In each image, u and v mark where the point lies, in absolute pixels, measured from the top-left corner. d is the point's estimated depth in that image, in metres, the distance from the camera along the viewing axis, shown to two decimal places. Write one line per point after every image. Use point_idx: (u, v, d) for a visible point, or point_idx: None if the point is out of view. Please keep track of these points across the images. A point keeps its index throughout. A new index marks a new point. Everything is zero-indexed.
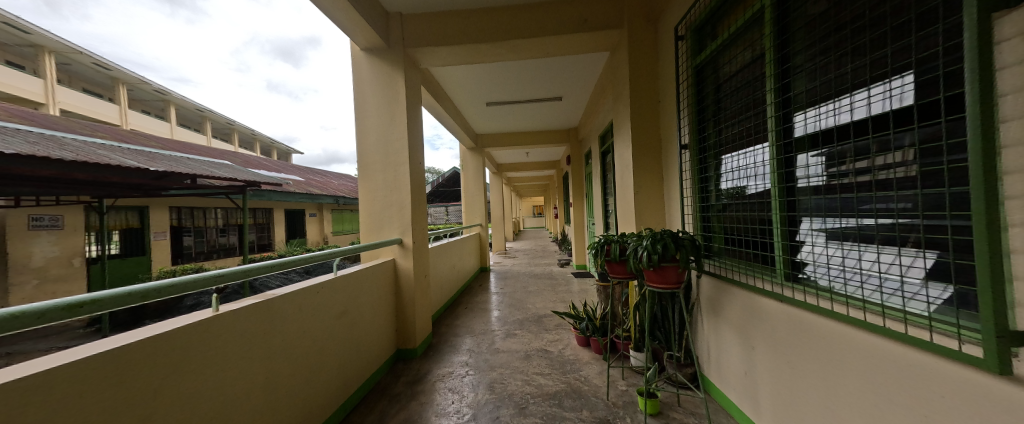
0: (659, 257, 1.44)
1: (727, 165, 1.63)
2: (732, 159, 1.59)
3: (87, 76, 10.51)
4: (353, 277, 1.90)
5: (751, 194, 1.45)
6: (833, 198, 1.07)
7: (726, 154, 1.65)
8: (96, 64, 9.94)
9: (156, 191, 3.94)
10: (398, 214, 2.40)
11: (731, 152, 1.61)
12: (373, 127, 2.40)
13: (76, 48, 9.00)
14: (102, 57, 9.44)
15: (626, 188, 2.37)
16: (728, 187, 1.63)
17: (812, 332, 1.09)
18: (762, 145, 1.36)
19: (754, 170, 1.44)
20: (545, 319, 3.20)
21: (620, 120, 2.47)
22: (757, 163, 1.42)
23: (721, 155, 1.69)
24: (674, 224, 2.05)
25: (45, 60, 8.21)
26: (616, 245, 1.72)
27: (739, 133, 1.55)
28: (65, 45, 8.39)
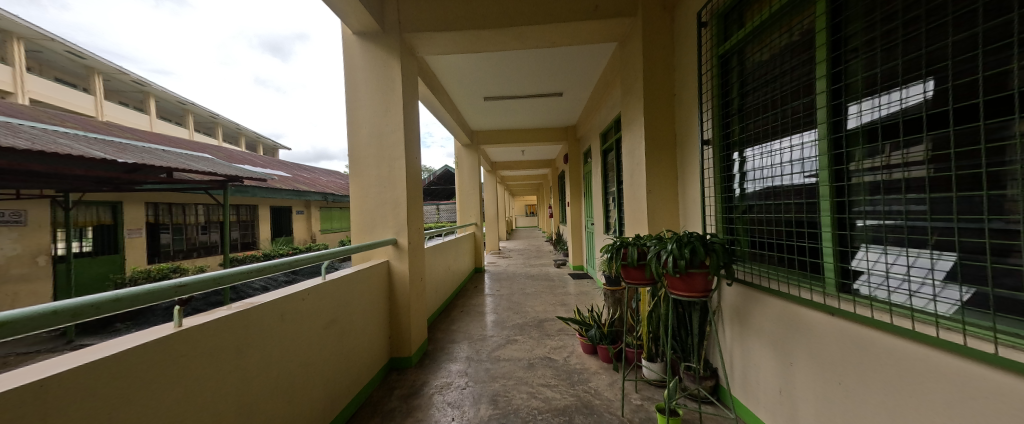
0: (687, 263, 1.31)
1: (755, 162, 1.49)
2: (763, 156, 1.44)
3: (59, 65, 9.92)
4: (344, 282, 1.71)
5: (788, 194, 1.31)
6: (896, 199, 0.92)
7: (750, 150, 1.53)
8: (70, 52, 9.38)
9: (129, 185, 3.65)
10: (392, 211, 2.22)
11: (761, 148, 1.46)
12: (365, 118, 2.21)
13: (47, 35, 8.48)
14: (75, 44, 8.93)
15: (637, 187, 2.24)
16: (756, 188, 1.49)
17: (868, 350, 0.96)
18: (804, 140, 1.22)
19: (787, 168, 1.31)
20: (546, 323, 3.06)
21: (631, 115, 2.33)
22: (793, 160, 1.28)
23: (746, 152, 1.55)
24: (691, 225, 1.92)
25: (13, 46, 7.70)
26: (634, 249, 1.58)
27: (769, 127, 1.41)
28: (34, 30, 7.88)
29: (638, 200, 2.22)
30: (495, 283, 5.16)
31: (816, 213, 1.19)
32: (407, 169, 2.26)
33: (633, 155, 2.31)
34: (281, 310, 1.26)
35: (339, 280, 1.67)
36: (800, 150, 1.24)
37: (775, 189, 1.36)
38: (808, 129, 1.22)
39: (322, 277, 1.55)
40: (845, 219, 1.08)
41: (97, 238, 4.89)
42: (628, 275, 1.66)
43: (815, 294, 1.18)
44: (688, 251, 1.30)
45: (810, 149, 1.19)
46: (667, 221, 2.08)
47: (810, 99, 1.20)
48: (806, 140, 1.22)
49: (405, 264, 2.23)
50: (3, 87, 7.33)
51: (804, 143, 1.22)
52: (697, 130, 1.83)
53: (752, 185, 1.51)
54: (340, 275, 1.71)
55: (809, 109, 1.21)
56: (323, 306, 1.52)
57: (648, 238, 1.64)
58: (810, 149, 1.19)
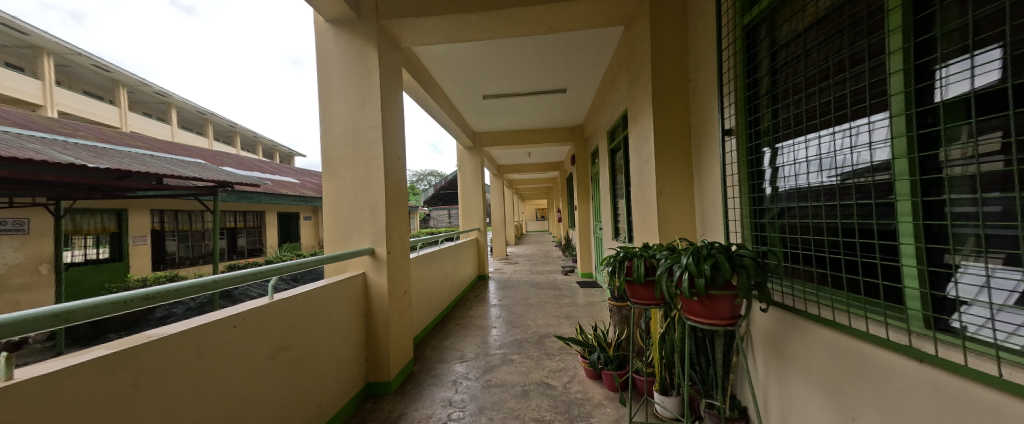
0: (707, 282, 1.01)
1: (792, 153, 1.17)
2: (805, 146, 1.12)
3: (87, 78, 10.33)
4: (299, 301, 1.49)
5: (841, 192, 0.99)
6: None
7: (782, 141, 1.22)
8: (96, 66, 9.70)
9: (121, 191, 3.58)
10: (370, 216, 2.00)
11: (799, 137, 1.14)
12: (340, 114, 2.01)
13: (77, 50, 8.87)
14: (102, 58, 9.25)
15: (647, 187, 1.95)
16: (791, 185, 1.18)
17: (970, 416, 0.65)
18: (868, 119, 0.89)
19: (843, 159, 0.97)
20: (547, 340, 2.77)
21: (637, 107, 2.05)
22: (847, 147, 0.96)
23: (777, 143, 1.25)
24: (710, 231, 1.63)
25: (43, 62, 7.96)
26: (641, 262, 1.29)
27: (806, 111, 1.12)
28: (63, 46, 8.16)
29: (648, 202, 1.92)
30: (498, 292, 4.89)
31: (891, 218, 0.84)
32: (387, 169, 2.04)
33: (641, 152, 2.03)
34: (191, 341, 1.02)
35: (287, 299, 1.42)
36: (868, 131, 0.89)
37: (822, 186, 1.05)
38: (875, 107, 0.87)
39: (269, 298, 1.34)
40: (942, 229, 0.73)
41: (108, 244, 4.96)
42: (634, 292, 1.37)
43: (891, 329, 0.84)
44: (707, 268, 0.99)
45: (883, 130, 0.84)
46: (680, 226, 1.79)
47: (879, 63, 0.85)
48: (877, 121, 0.86)
49: (384, 276, 2.00)
50: (31, 100, 7.57)
51: (873, 123, 0.87)
52: (717, 119, 1.54)
53: (786, 182, 1.21)
54: (293, 293, 1.49)
55: (877, 78, 0.86)
56: (260, 334, 1.27)
57: (660, 249, 1.34)
58: (880, 131, 0.85)
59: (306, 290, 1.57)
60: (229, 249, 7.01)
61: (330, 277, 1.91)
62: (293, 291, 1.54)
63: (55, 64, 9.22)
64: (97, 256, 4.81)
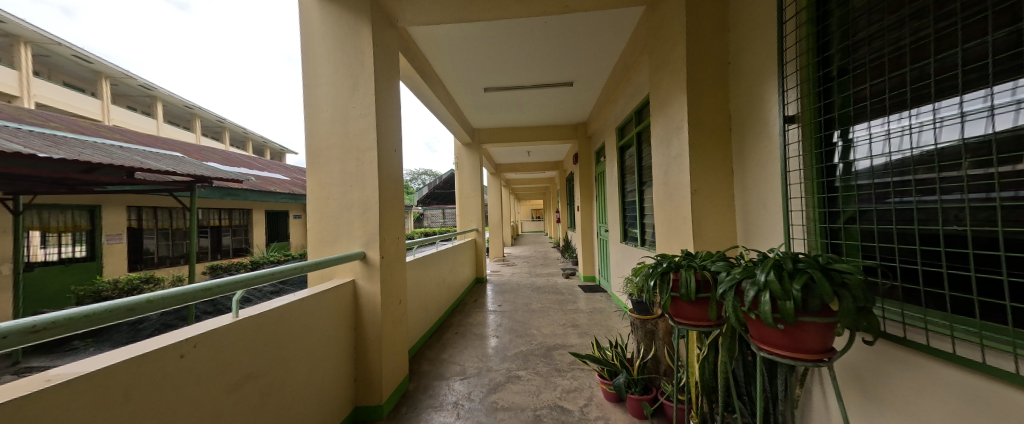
0: (796, 306, 0.78)
1: (873, 145, 0.97)
2: (891, 138, 0.91)
3: (68, 69, 9.76)
4: (272, 318, 1.22)
5: (931, 195, 0.82)
6: None
7: (861, 128, 1.01)
8: (76, 57, 9.15)
9: (87, 186, 3.25)
10: (360, 216, 1.74)
11: (885, 122, 0.93)
12: (328, 98, 1.75)
13: (56, 39, 8.36)
14: (83, 48, 8.74)
15: (678, 184, 1.71)
16: (874, 183, 0.97)
17: None
18: (961, 108, 0.75)
19: (897, 143, 0.89)
20: (555, 352, 2.53)
21: (666, 95, 1.83)
22: (909, 149, 0.86)
23: (853, 132, 1.04)
24: (756, 236, 1.41)
25: (20, 51, 7.41)
26: (693, 276, 1.06)
27: (893, 94, 0.92)
28: (42, 35, 7.61)
29: (679, 202, 1.69)
30: (498, 296, 4.62)
31: (979, 225, 0.74)
32: (382, 162, 1.79)
33: (669, 146, 1.80)
34: (115, 383, 0.76)
35: (255, 317, 1.15)
36: (867, 144, 0.98)
37: (903, 187, 0.89)
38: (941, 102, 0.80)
39: (233, 316, 1.08)
40: (936, 232, 0.82)
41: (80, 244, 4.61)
42: (680, 310, 1.14)
43: None
44: (798, 290, 0.77)
45: (880, 144, 0.94)
46: (717, 230, 1.57)
47: (895, 77, 0.91)
48: (885, 129, 0.93)
49: (376, 285, 1.74)
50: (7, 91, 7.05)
51: (872, 137, 0.97)
52: (773, 107, 1.30)
53: (870, 178, 0.98)
54: (265, 309, 1.22)
55: (949, 70, 0.79)
56: (220, 364, 1.01)
57: (713, 260, 1.11)
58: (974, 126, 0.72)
59: (283, 303, 1.31)
60: (213, 249, 6.53)
61: (313, 286, 1.65)
62: (268, 305, 1.28)
63: (32, 53, 8.68)
64: (70, 256, 4.47)
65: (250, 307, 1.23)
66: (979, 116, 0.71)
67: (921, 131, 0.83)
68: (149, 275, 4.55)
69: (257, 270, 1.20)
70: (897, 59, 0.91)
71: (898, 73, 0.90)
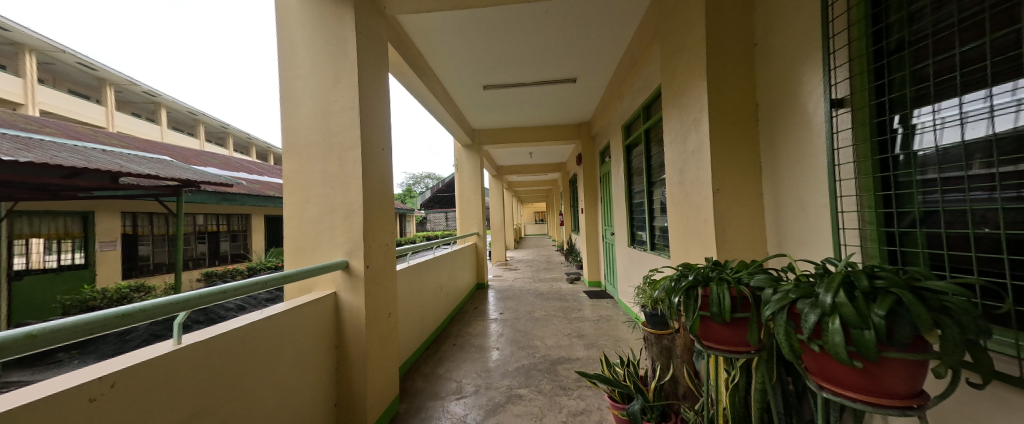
0: (880, 337, 0.59)
1: (938, 132, 0.79)
2: (964, 123, 0.73)
3: (73, 77, 9.70)
4: (232, 342, 1.03)
5: (958, 195, 0.76)
6: None
7: (923, 112, 0.82)
8: (80, 63, 9.07)
9: (73, 191, 3.12)
10: (343, 221, 1.57)
11: (950, 105, 0.76)
12: (307, 91, 1.59)
13: (60, 46, 8.31)
14: (89, 57, 8.70)
15: (698, 181, 1.52)
16: (945, 177, 0.78)
17: None
18: (990, 101, 0.68)
19: (922, 138, 0.82)
20: (560, 367, 2.34)
21: (681, 85, 1.65)
22: (930, 146, 0.81)
23: (916, 116, 0.84)
24: (792, 240, 1.22)
25: (24, 59, 7.29)
26: (725, 292, 0.87)
27: (919, 85, 0.84)
28: (47, 43, 7.52)
29: (700, 201, 1.50)
30: (499, 303, 4.42)
31: None
32: (367, 161, 1.62)
33: (686, 139, 1.62)
34: None
35: (208, 341, 0.95)
36: (892, 139, 0.90)
37: (931, 184, 0.81)
38: (968, 94, 0.73)
39: (175, 342, 0.88)
40: (991, 235, 0.71)
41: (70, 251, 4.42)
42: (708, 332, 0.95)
43: None
44: (883, 317, 0.58)
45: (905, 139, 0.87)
46: (742, 233, 1.39)
47: (949, 57, 0.77)
48: (944, 115, 0.77)
49: (361, 298, 1.56)
50: (13, 99, 6.91)
51: (894, 132, 0.90)
52: (814, 90, 1.11)
53: (943, 172, 0.79)
54: (220, 331, 1.01)
55: (979, 61, 0.71)
56: (161, 401, 0.83)
57: (749, 273, 0.92)
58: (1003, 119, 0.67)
59: (243, 323, 1.10)
60: (211, 254, 6.41)
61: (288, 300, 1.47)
62: (224, 326, 1.06)
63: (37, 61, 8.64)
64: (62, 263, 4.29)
65: (199, 331, 1.01)
66: (1009, 110, 0.65)
67: (944, 127, 0.77)
68: (140, 283, 4.39)
69: (222, 283, 1.01)
70: (995, 16, 0.69)
71: (954, 52, 0.75)
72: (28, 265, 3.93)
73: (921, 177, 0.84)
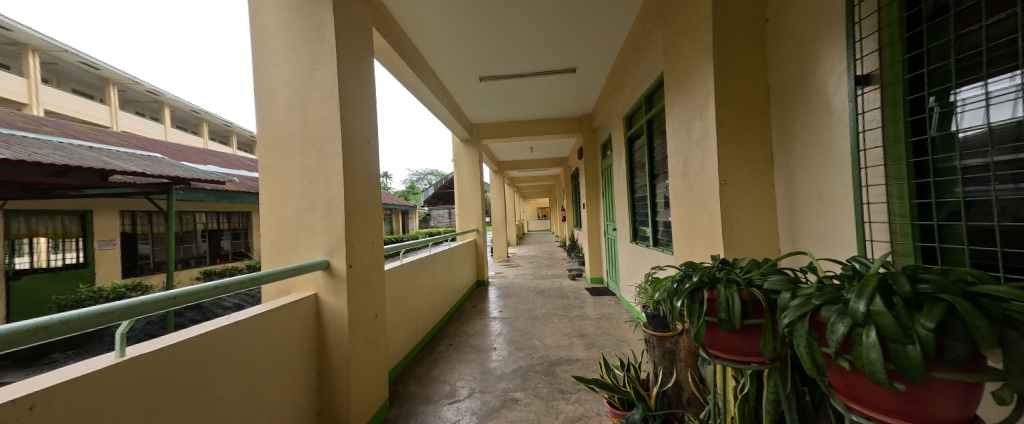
0: (927, 354, 0.48)
1: (984, 109, 0.66)
2: (1016, 99, 0.60)
3: (76, 77, 9.58)
4: (189, 352, 0.94)
5: (1011, 183, 0.63)
6: None
7: (969, 86, 0.68)
8: (83, 63, 8.80)
9: (64, 190, 3.07)
10: (324, 218, 1.47)
11: (1002, 79, 0.63)
12: (284, 80, 1.49)
13: (62, 45, 8.17)
14: (90, 56, 8.58)
15: (704, 173, 1.40)
16: (994, 162, 0.65)
17: None
18: None
19: (969, 116, 0.69)
20: (559, 368, 2.25)
21: (685, 68, 1.52)
22: (978, 125, 0.67)
23: (961, 91, 0.70)
24: (808, 236, 1.10)
25: (28, 59, 7.21)
26: (735, 295, 0.76)
27: (965, 54, 0.69)
28: (49, 42, 7.45)
29: (706, 194, 1.39)
30: (499, 301, 4.34)
31: None
32: (350, 155, 1.53)
33: (691, 128, 1.50)
34: None
35: (157, 352, 0.87)
36: (930, 118, 0.76)
37: (978, 172, 0.68)
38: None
39: (118, 355, 0.80)
40: None
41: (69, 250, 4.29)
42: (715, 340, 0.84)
43: None
44: (933, 330, 0.46)
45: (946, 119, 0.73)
46: (751, 229, 1.27)
47: (1003, 17, 0.63)
48: (997, 88, 0.63)
49: (343, 299, 1.47)
50: (15, 99, 6.85)
51: (932, 110, 0.76)
52: (835, 68, 0.98)
53: (991, 156, 0.66)
54: (175, 340, 0.92)
55: None
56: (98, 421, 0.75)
57: (761, 274, 0.81)
58: None
59: (204, 329, 1.01)
60: (212, 253, 6.36)
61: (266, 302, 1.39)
62: (182, 333, 0.98)
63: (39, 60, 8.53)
64: (59, 263, 4.16)
65: (151, 340, 0.92)
66: None
67: (996, 102, 0.63)
68: (138, 282, 4.36)
69: (178, 288, 0.92)
70: None
71: (1011, 11, 0.61)
72: (33, 263, 3.93)
73: (966, 163, 0.70)
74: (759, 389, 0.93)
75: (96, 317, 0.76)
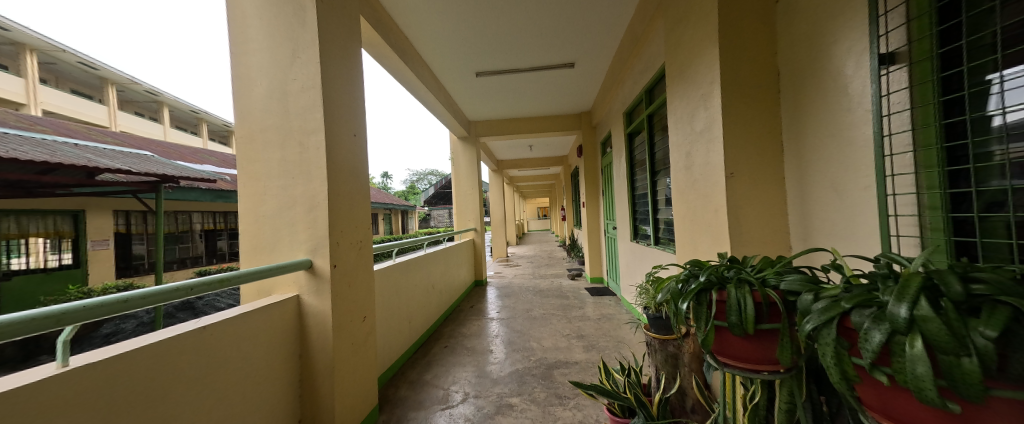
0: (993, 369, 0.39)
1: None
2: None
3: (76, 77, 9.40)
4: (143, 361, 0.85)
5: None
6: None
7: (1017, 59, 0.58)
8: (83, 63, 8.67)
9: (52, 189, 3.00)
10: (306, 215, 1.39)
11: None
12: (264, 69, 1.41)
13: (62, 46, 7.98)
14: (90, 57, 8.44)
15: (708, 165, 1.31)
16: None
17: None
18: None
19: (1013, 95, 0.59)
20: (557, 372, 2.17)
21: (689, 55, 1.44)
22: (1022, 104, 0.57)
23: (1005, 66, 0.60)
24: (820, 231, 1.02)
25: (27, 59, 7.09)
26: (747, 296, 0.68)
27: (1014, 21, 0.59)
28: (48, 43, 7.35)
29: (711, 189, 1.30)
30: (497, 301, 4.26)
31: None
32: (334, 148, 1.44)
33: (695, 118, 1.41)
34: None
35: (107, 361, 0.79)
36: (969, 99, 0.66)
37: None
38: None
39: (59, 365, 0.72)
40: None
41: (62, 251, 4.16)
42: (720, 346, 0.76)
43: None
44: (993, 339, 0.38)
45: (988, 99, 0.63)
46: (760, 225, 1.19)
47: None
48: None
49: (326, 302, 1.38)
50: (14, 99, 6.73)
51: (970, 89, 0.65)
52: (853, 46, 0.88)
53: None
54: (129, 347, 0.84)
55: None
56: None
57: (776, 273, 0.72)
58: None
59: (166, 336, 0.93)
60: (208, 253, 6.27)
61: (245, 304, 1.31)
62: (140, 340, 0.90)
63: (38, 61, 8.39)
64: (52, 263, 4.04)
65: (103, 348, 0.84)
66: None
67: None
68: (130, 282, 4.27)
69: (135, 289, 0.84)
70: None
71: None
72: (29, 264, 3.83)
73: (1010, 150, 0.60)
74: (770, 398, 0.84)
75: (32, 322, 0.68)
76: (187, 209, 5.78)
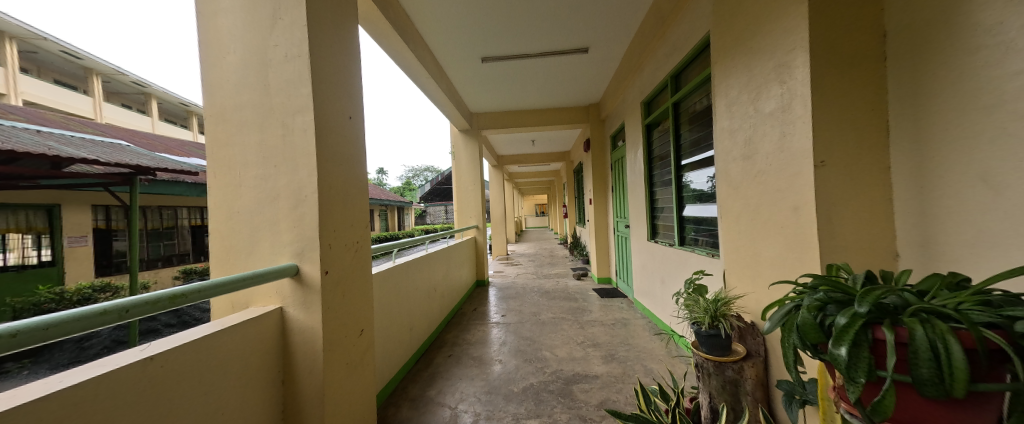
0: None
1: None
2: None
3: (60, 67, 8.52)
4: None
5: None
6: None
7: None
8: (65, 53, 7.93)
9: (13, 181, 2.67)
10: (290, 212, 1.12)
11: None
12: (237, 32, 1.13)
13: (41, 33, 7.32)
14: (72, 45, 7.82)
15: (785, 154, 1.08)
16: None
17: None
18: None
19: None
20: (578, 388, 1.93)
21: (756, 22, 1.19)
22: None
23: None
24: (952, 232, 0.80)
25: (6, 46, 6.51)
26: (951, 339, 0.45)
27: None
28: (27, 29, 6.83)
29: (789, 181, 1.07)
30: (501, 304, 4.02)
31: None
32: (325, 131, 1.18)
33: (764, 97, 1.17)
34: None
35: None
36: None
37: None
38: None
39: None
40: None
41: (37, 247, 3.76)
42: (871, 400, 0.54)
43: None
44: None
45: None
46: (855, 225, 0.97)
47: None
48: None
49: (315, 317, 1.11)
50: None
51: None
52: None
53: None
54: (34, 396, 0.58)
55: None
56: None
57: (979, 301, 0.49)
58: None
59: (96, 373, 0.67)
60: (195, 250, 5.89)
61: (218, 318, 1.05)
62: (56, 380, 0.64)
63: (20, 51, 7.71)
64: (27, 261, 3.65)
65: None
66: None
67: None
68: (109, 282, 3.93)
69: (32, 316, 0.56)
70: None
71: None
72: (6, 261, 3.51)
73: None
74: None
75: None
76: (171, 204, 5.40)
